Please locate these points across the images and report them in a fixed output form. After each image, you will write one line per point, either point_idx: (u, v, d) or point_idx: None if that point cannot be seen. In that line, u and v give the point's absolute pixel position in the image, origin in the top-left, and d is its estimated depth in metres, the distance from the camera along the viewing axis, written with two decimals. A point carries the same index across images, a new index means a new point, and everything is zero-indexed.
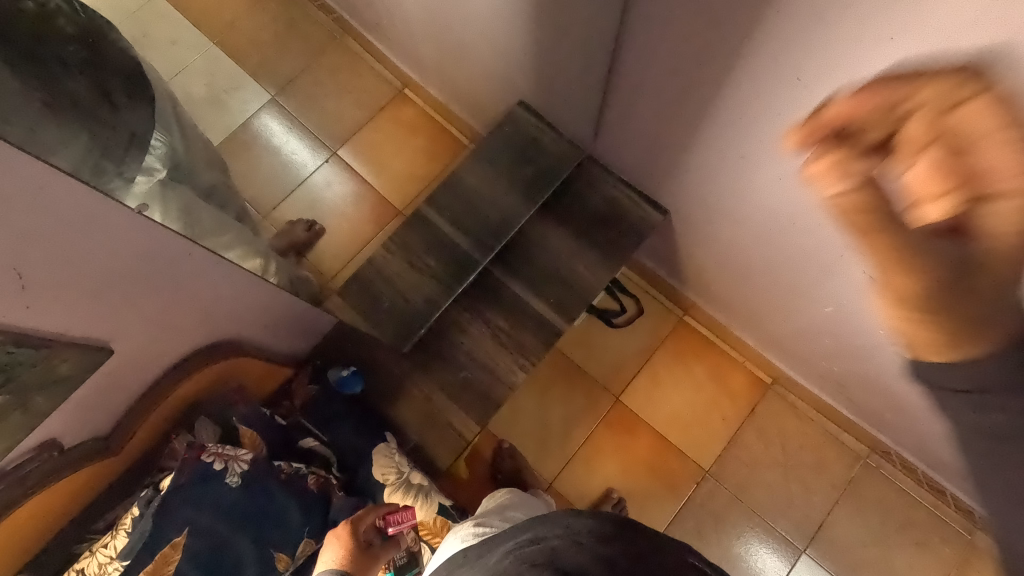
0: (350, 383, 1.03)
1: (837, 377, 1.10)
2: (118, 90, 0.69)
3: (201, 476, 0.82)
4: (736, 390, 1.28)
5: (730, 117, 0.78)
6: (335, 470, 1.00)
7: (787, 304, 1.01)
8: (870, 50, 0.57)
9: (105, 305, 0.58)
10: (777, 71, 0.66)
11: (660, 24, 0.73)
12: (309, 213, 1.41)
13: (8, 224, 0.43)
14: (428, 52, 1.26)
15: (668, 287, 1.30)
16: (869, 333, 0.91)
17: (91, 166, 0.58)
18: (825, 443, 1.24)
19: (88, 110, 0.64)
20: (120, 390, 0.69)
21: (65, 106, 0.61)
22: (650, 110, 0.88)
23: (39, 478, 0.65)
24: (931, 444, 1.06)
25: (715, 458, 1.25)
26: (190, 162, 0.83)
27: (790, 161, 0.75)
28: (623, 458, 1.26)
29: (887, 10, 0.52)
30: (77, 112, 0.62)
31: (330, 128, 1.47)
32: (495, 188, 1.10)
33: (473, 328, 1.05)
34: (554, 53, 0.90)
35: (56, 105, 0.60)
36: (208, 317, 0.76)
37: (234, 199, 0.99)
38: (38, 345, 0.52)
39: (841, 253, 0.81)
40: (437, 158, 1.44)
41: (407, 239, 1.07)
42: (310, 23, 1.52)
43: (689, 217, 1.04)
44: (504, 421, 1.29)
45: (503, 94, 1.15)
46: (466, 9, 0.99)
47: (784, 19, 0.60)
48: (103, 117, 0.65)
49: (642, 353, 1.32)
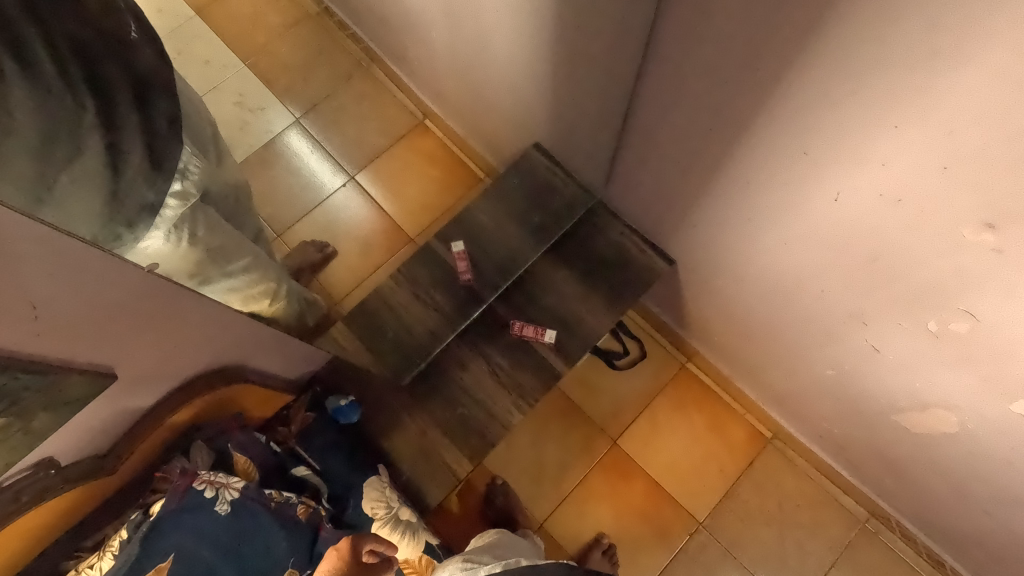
0: (347, 413, 1.03)
1: (837, 438, 1.08)
2: (162, 133, 0.67)
3: (191, 504, 0.81)
4: (734, 441, 1.27)
5: (737, 180, 0.79)
6: (323, 501, 0.97)
7: (790, 362, 1.01)
8: (874, 135, 0.58)
9: (109, 334, 0.60)
10: (785, 144, 0.68)
11: (673, 88, 0.75)
12: (322, 235, 1.43)
13: (22, 255, 0.45)
14: (450, 88, 1.30)
15: (672, 333, 1.30)
16: (871, 400, 0.90)
17: (120, 222, 0.65)
18: (822, 503, 1.22)
19: (49, 106, 0.54)
20: (121, 411, 0.71)
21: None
22: (659, 167, 0.90)
23: (33, 496, 0.66)
24: (932, 513, 1.03)
25: (709, 509, 1.24)
26: (216, 178, 0.82)
27: (794, 228, 0.76)
28: (615, 502, 1.25)
29: (890, 103, 0.54)
30: (125, 140, 0.62)
31: (351, 152, 1.50)
32: (506, 229, 1.12)
33: (474, 366, 1.06)
34: (571, 102, 0.93)
35: (38, 100, 0.54)
36: (209, 343, 0.78)
37: (251, 218, 1.01)
38: (46, 371, 0.54)
39: (844, 319, 0.81)
40: (453, 188, 1.46)
41: (414, 272, 1.10)
42: (338, 49, 1.57)
43: (695, 270, 1.04)
44: (499, 456, 1.28)
45: (519, 135, 1.18)
46: (488, 54, 1.03)
47: (793, 97, 0.62)
48: (152, 147, 0.66)
49: (642, 397, 1.31)
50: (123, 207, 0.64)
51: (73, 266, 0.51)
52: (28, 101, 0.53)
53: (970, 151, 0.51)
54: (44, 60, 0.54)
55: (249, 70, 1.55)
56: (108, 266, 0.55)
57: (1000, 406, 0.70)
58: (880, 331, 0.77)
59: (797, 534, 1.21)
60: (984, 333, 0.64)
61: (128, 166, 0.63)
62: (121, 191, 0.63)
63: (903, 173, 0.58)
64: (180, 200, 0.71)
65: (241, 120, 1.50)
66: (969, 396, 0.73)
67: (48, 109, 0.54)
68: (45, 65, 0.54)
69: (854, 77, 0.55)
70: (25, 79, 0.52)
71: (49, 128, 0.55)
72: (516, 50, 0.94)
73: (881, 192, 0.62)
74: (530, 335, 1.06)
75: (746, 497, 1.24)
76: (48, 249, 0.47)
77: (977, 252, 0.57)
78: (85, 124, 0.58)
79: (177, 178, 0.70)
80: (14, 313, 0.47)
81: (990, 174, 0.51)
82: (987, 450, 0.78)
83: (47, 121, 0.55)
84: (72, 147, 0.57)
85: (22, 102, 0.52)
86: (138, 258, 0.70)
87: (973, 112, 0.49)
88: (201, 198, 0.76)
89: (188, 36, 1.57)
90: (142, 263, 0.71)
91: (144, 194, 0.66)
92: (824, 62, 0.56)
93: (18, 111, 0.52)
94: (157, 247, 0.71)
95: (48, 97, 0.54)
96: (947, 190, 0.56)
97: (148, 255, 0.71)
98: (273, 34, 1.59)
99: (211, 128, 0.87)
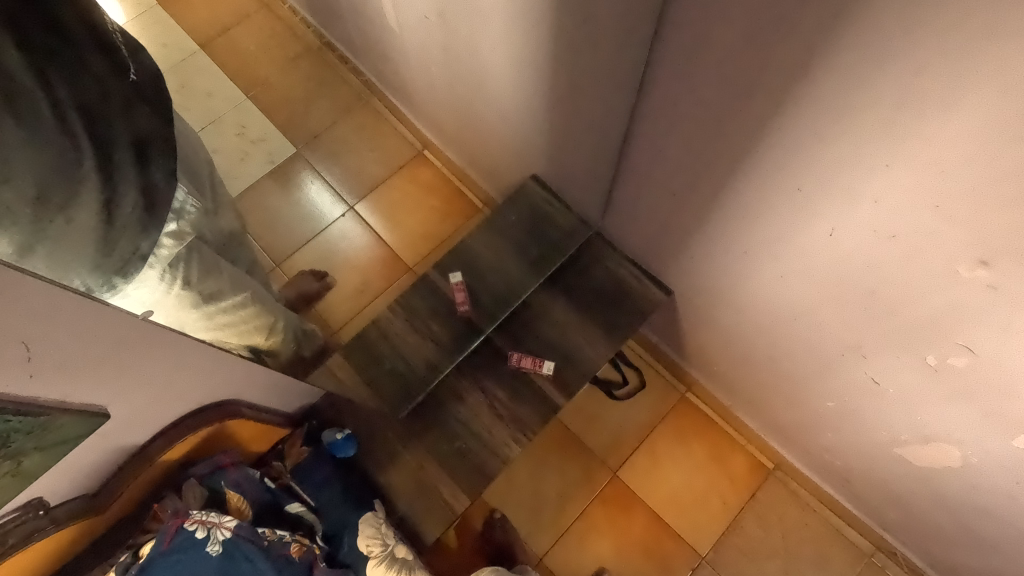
0: (343, 447, 1.02)
1: (841, 471, 1.07)
2: (158, 180, 0.67)
3: (182, 545, 0.80)
4: (736, 472, 1.25)
5: (733, 214, 0.80)
6: (318, 539, 0.96)
7: (792, 393, 1.00)
8: (867, 173, 0.59)
9: (103, 372, 0.60)
10: (778, 180, 0.69)
11: (669, 124, 0.76)
12: (321, 264, 1.43)
13: (20, 299, 0.46)
14: (449, 121, 1.32)
15: (672, 363, 1.29)
16: (872, 432, 0.89)
17: (111, 270, 0.65)
18: (826, 536, 1.20)
19: (48, 154, 0.54)
20: (114, 450, 0.70)
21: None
22: (655, 200, 0.91)
23: (21, 538, 0.64)
24: (939, 548, 1.01)
25: (712, 543, 1.21)
26: (210, 221, 0.85)
27: (790, 260, 0.77)
28: (617, 536, 1.22)
29: (880, 144, 0.55)
30: (120, 187, 0.62)
31: (350, 182, 1.51)
32: (503, 259, 1.13)
33: (471, 398, 1.05)
34: (567, 136, 0.94)
35: (36, 149, 0.53)
36: (204, 380, 0.77)
37: (247, 251, 1.02)
38: (38, 413, 0.53)
39: (843, 351, 0.81)
40: (451, 219, 1.47)
41: (412, 303, 1.11)
42: (338, 82, 1.60)
43: (692, 301, 1.05)
44: (498, 489, 1.26)
45: (516, 166, 1.19)
46: (487, 89, 1.04)
47: (784, 134, 0.63)
48: (148, 194, 0.66)
49: (642, 427, 1.30)
50: (114, 255, 0.64)
51: (72, 307, 0.51)
52: (27, 150, 0.52)
53: (960, 191, 0.52)
54: (46, 112, 0.54)
55: (250, 103, 1.57)
56: (104, 308, 0.55)
57: (1003, 442, 0.69)
58: (879, 364, 0.77)
59: (801, 568, 1.18)
60: (983, 368, 0.64)
61: (123, 212, 0.63)
62: (114, 238, 0.63)
63: (895, 210, 0.59)
64: (175, 239, 0.72)
65: (241, 151, 1.52)
66: (973, 431, 0.72)
67: (48, 159, 0.54)
68: (45, 112, 0.54)
69: (845, 116, 0.56)
70: (26, 132, 0.52)
71: (47, 176, 0.54)
72: (513, 86, 0.95)
73: (875, 229, 0.62)
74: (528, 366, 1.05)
75: (749, 530, 1.22)
76: (45, 292, 0.48)
77: (973, 288, 0.58)
78: (84, 171, 0.58)
79: (173, 220, 0.72)
80: (8, 355, 0.48)
81: (982, 214, 0.52)
82: (990, 486, 0.77)
83: (45, 169, 0.54)
84: (70, 194, 0.57)
85: (21, 151, 0.52)
86: (133, 305, 0.71)
87: (962, 153, 0.50)
88: (196, 238, 0.77)
89: (192, 69, 1.61)
90: (136, 311, 0.72)
91: (138, 242, 0.66)
92: (816, 102, 0.57)
93: (17, 159, 0.52)
94: (147, 293, 0.71)
95: (48, 145, 0.54)
96: (940, 228, 0.56)
97: (141, 303, 0.72)
98: (275, 66, 1.62)
99: (207, 167, 0.90)
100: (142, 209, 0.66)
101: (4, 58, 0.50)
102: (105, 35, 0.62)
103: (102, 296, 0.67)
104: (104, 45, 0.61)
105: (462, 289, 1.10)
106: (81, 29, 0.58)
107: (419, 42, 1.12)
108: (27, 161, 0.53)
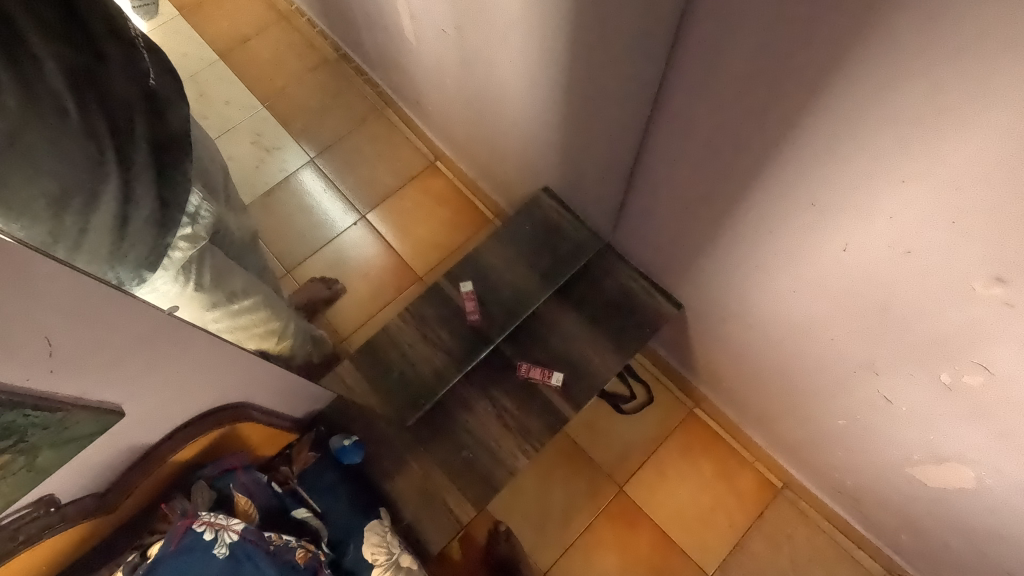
0: (350, 453, 1.02)
1: (850, 490, 1.06)
2: (173, 183, 0.68)
3: (189, 545, 0.79)
4: (744, 490, 1.24)
5: (746, 228, 0.80)
6: (323, 546, 0.94)
7: (800, 410, 0.99)
8: (882, 187, 0.59)
9: (120, 371, 0.61)
10: (792, 195, 0.69)
11: (683, 138, 0.77)
12: (331, 271, 1.44)
13: (46, 296, 0.47)
14: (462, 133, 1.33)
15: (680, 378, 1.29)
16: (885, 451, 0.88)
17: (128, 269, 0.65)
18: (835, 558, 1.17)
19: (70, 156, 0.55)
20: (126, 448, 0.70)
21: (26, 145, 0.52)
22: (668, 214, 0.92)
23: (31, 534, 0.65)
24: (948, 569, 1.00)
25: (719, 562, 1.20)
26: (219, 226, 0.86)
27: (803, 273, 0.76)
28: (622, 552, 1.21)
29: (898, 158, 0.55)
30: (136, 187, 0.63)
31: (362, 190, 1.53)
32: (513, 270, 1.13)
33: (480, 408, 1.05)
34: (580, 150, 0.95)
35: (59, 151, 0.54)
36: (217, 382, 0.78)
37: (258, 257, 1.03)
38: (54, 408, 0.54)
39: (857, 368, 0.80)
40: (460, 229, 1.48)
41: (422, 311, 1.11)
42: (354, 93, 1.63)
43: (703, 315, 1.05)
44: (504, 501, 1.26)
45: (529, 178, 1.20)
46: (501, 102, 1.06)
47: (800, 149, 0.64)
48: (165, 196, 0.67)
49: (649, 442, 1.29)
50: (127, 256, 0.64)
51: (98, 305, 0.53)
52: (50, 151, 0.53)
53: (976, 206, 0.52)
54: (71, 110, 0.55)
55: (265, 111, 1.60)
56: (126, 309, 0.56)
57: (1018, 463, 0.68)
58: (892, 381, 0.76)
59: None
60: (999, 388, 0.63)
61: (138, 212, 0.64)
62: (129, 239, 0.64)
63: (911, 225, 0.59)
64: (190, 242, 0.73)
65: (256, 158, 1.54)
66: (987, 451, 0.71)
67: (72, 161, 0.56)
68: (72, 116, 0.55)
69: (863, 131, 0.56)
70: (54, 135, 0.54)
71: (67, 180, 0.56)
72: (528, 99, 0.97)
73: (892, 245, 0.62)
74: (534, 374, 1.05)
75: (758, 549, 1.20)
76: (72, 286, 0.49)
77: (989, 305, 0.58)
78: (106, 173, 0.59)
79: (188, 223, 0.72)
80: (32, 350, 0.49)
81: (999, 228, 0.52)
82: (1003, 506, 0.75)
83: (68, 171, 0.55)
84: (90, 195, 0.58)
85: (46, 152, 0.53)
86: (159, 300, 0.72)
87: (979, 170, 0.50)
88: (209, 241, 0.78)
89: (212, 78, 1.64)
90: (163, 305, 0.73)
91: (153, 242, 0.66)
92: (833, 117, 0.58)
93: (44, 161, 0.53)
94: (169, 288, 0.73)
95: (73, 147, 0.55)
96: (957, 243, 0.56)
97: (167, 298, 0.73)
98: (292, 77, 1.64)
99: (220, 173, 0.91)
100: (159, 209, 0.66)
101: (42, 64, 0.52)
102: (128, 41, 0.63)
103: (131, 289, 0.68)
104: (124, 49, 0.62)
105: (472, 298, 1.09)
106: (108, 38, 0.60)
107: (434, 54, 1.14)
108: (52, 162, 0.54)
